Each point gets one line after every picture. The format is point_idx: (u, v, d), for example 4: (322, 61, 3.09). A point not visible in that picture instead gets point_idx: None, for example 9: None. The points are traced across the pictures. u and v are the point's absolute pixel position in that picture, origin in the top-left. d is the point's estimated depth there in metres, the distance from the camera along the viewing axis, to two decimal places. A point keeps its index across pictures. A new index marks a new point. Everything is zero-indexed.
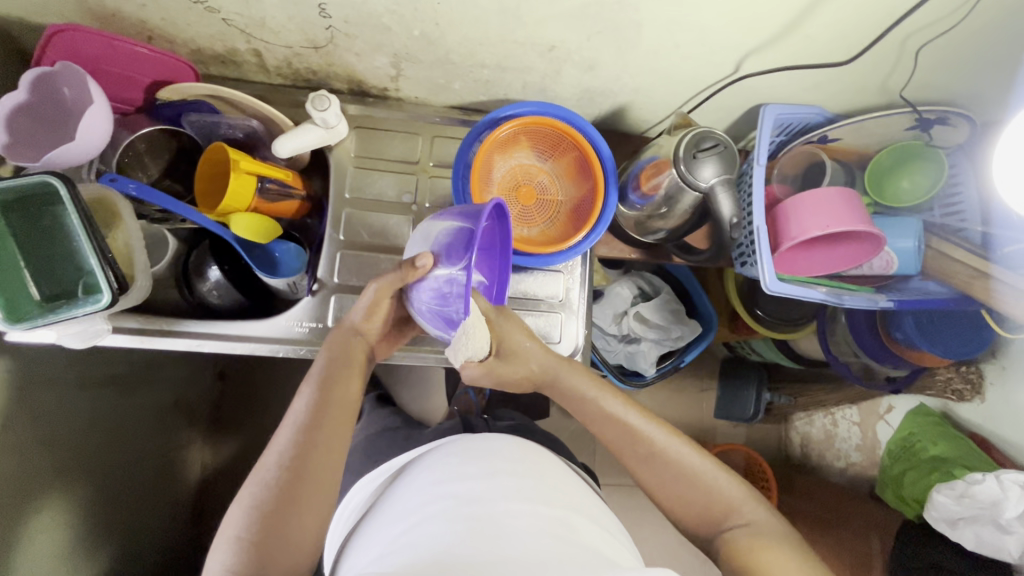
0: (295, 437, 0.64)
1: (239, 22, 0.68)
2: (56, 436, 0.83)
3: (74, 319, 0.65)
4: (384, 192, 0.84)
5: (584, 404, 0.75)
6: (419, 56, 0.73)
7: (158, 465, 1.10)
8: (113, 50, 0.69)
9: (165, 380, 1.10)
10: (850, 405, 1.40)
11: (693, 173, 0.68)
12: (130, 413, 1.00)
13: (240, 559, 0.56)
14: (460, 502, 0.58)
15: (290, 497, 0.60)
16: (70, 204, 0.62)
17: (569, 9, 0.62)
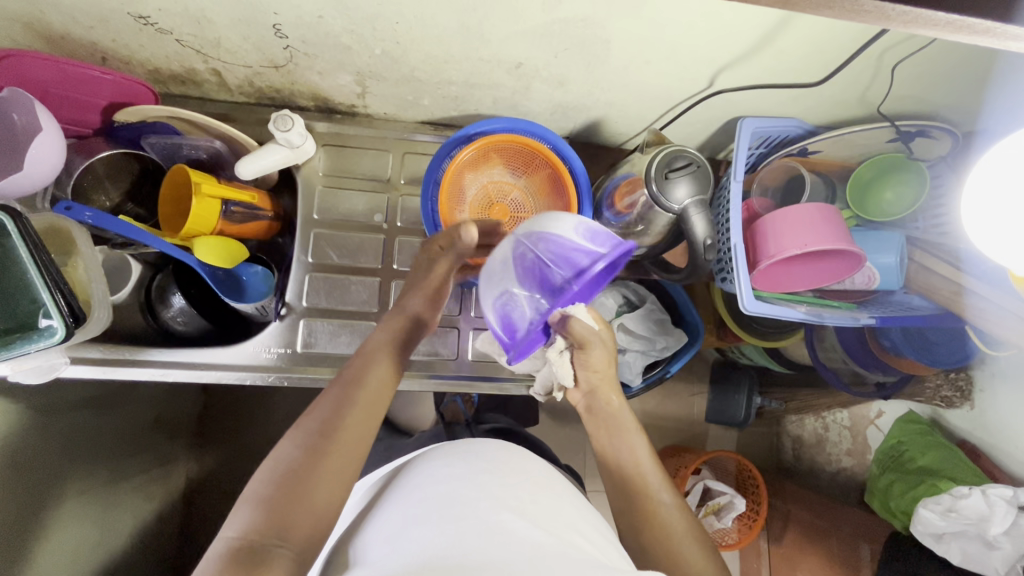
0: (335, 395, 0.61)
1: (193, 42, 0.66)
2: (35, 461, 0.81)
3: (25, 355, 0.63)
4: (355, 211, 0.82)
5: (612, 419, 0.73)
6: (383, 74, 0.71)
7: (141, 484, 1.08)
8: (65, 74, 0.67)
9: (145, 398, 1.08)
10: (841, 410, 1.39)
11: (665, 194, 0.66)
12: (108, 433, 0.97)
13: (263, 518, 0.51)
14: (442, 506, 0.56)
15: (322, 450, 0.56)
16: (18, 237, 0.61)
17: (535, 27, 0.60)
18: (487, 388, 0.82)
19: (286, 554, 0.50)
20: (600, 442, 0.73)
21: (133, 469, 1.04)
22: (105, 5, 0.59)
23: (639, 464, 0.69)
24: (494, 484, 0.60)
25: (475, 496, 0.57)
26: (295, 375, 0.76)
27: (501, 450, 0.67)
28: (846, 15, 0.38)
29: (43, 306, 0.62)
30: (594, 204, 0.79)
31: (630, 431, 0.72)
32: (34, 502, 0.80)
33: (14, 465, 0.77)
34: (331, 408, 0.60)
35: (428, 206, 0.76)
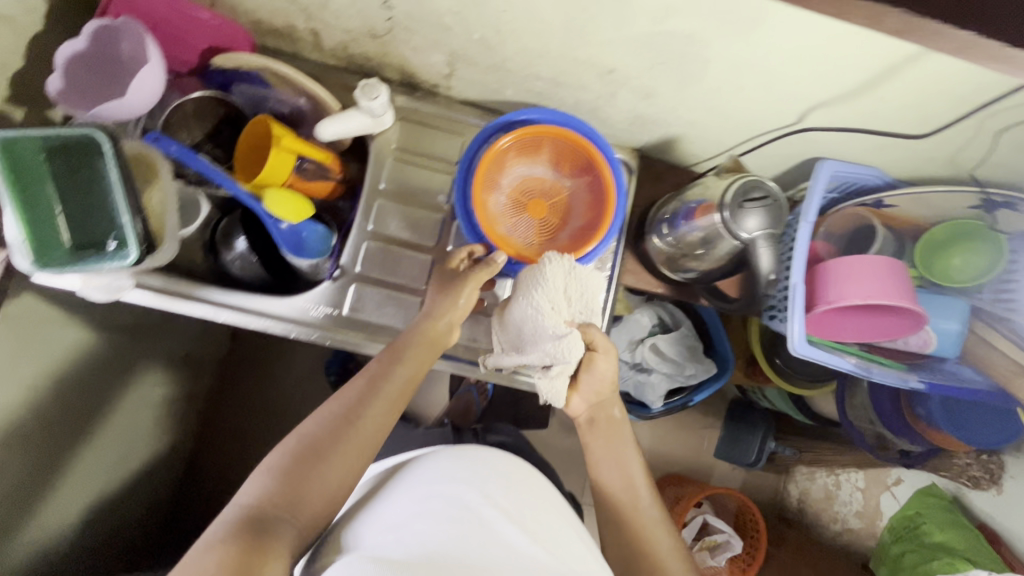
0: (356, 395, 0.66)
1: (302, 1, 0.67)
2: (77, 373, 0.85)
3: (99, 276, 0.66)
4: (422, 187, 0.84)
5: (612, 424, 0.80)
6: (475, 58, 0.71)
7: (165, 416, 1.12)
8: (174, 11, 0.70)
9: (181, 334, 1.11)
10: (857, 470, 1.36)
11: (736, 223, 0.65)
12: (143, 362, 1.01)
13: (278, 486, 0.57)
14: (453, 508, 0.60)
15: (337, 441, 0.61)
16: (110, 159, 0.63)
17: (639, 37, 0.60)
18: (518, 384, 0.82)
19: (293, 526, 0.56)
20: (594, 464, 0.80)
21: (157, 402, 1.08)
22: None
23: (628, 480, 0.77)
24: (508, 503, 0.62)
25: (487, 508, 0.60)
26: (337, 336, 0.78)
27: (524, 467, 0.69)
28: (999, 64, 0.40)
29: (122, 229, 0.65)
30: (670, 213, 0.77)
31: (625, 435, 0.80)
32: (65, 415, 0.83)
33: (58, 380, 0.81)
34: (355, 400, 0.65)
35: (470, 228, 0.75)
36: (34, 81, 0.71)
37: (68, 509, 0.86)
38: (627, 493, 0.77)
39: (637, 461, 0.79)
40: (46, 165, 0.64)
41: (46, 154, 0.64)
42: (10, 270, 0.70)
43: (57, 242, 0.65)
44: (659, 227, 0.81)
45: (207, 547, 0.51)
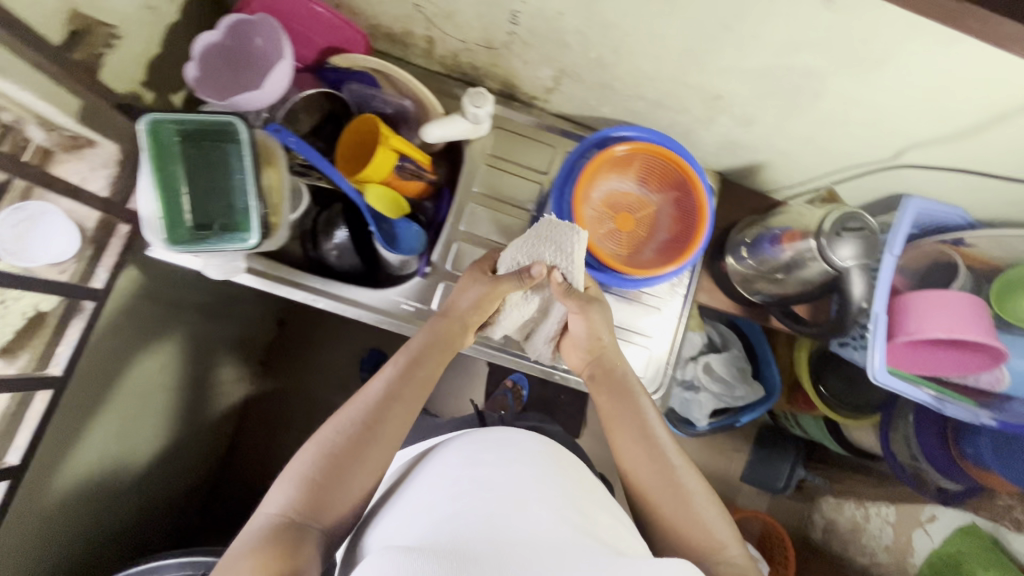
0: (375, 399, 0.65)
1: (428, 10, 0.71)
2: (147, 343, 0.88)
3: (216, 257, 0.70)
4: (512, 194, 0.87)
5: (624, 396, 0.75)
6: (583, 75, 0.75)
7: (210, 395, 1.15)
8: (306, 11, 0.73)
9: (235, 317, 1.15)
10: (888, 504, 1.33)
11: (832, 250, 0.68)
12: (204, 335, 1.05)
13: (302, 497, 0.58)
14: (479, 488, 0.58)
15: (359, 452, 0.61)
16: (246, 147, 0.68)
17: (757, 67, 0.62)
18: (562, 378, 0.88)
19: (320, 532, 0.57)
20: (608, 422, 0.74)
21: (208, 377, 1.12)
22: None
23: (654, 447, 0.69)
24: (536, 478, 0.62)
25: (512, 488, 0.58)
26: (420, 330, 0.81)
27: (534, 445, 0.69)
28: None
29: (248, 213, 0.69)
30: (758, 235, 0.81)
31: (638, 401, 0.74)
32: (128, 385, 0.87)
33: (129, 348, 0.85)
34: (374, 406, 0.65)
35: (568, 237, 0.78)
36: (164, 65, 0.75)
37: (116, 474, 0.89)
38: (642, 453, 0.69)
39: (655, 417, 0.73)
40: (178, 148, 0.68)
41: (180, 137, 0.67)
42: (127, 241, 0.74)
43: (181, 221, 0.68)
44: (738, 250, 0.84)
45: (241, 558, 0.52)
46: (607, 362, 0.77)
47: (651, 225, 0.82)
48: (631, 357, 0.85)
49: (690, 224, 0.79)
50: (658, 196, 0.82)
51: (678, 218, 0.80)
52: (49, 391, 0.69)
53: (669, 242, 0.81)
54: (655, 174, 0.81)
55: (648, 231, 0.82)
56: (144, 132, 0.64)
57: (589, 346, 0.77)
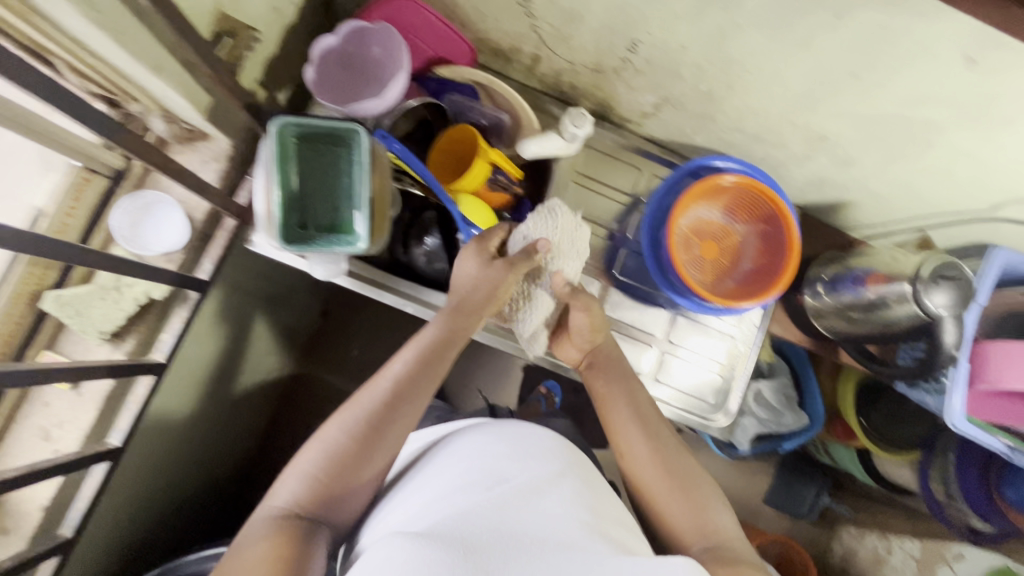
0: (383, 399, 0.63)
1: (544, 31, 0.72)
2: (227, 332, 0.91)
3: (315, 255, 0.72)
4: (598, 212, 0.90)
5: (623, 382, 0.76)
6: (687, 104, 0.76)
7: (265, 382, 1.17)
8: (423, 22, 0.75)
9: (294, 307, 1.16)
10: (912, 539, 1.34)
11: (931, 296, 0.69)
12: (268, 327, 1.07)
13: (309, 494, 0.58)
14: (490, 480, 0.58)
15: (365, 453, 0.60)
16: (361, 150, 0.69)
17: (874, 114, 0.64)
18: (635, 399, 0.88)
19: (329, 526, 0.59)
20: (602, 409, 0.76)
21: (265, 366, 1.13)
22: None
23: (649, 433, 0.72)
24: (546, 473, 0.61)
25: (522, 480, 0.59)
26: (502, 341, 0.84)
27: (540, 438, 0.68)
28: None
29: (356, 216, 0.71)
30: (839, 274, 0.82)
31: (632, 388, 0.76)
32: (209, 371, 0.89)
33: (215, 336, 0.87)
34: (381, 406, 0.63)
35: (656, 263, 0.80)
36: (277, 64, 0.77)
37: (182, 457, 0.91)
38: (640, 437, 0.71)
39: (648, 402, 0.76)
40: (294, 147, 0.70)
41: (297, 138, 0.69)
42: (230, 237, 0.76)
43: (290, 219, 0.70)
44: (813, 286, 0.87)
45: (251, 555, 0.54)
46: (602, 354, 0.79)
47: (736, 255, 0.84)
48: (689, 373, 0.88)
49: (776, 257, 0.80)
50: (744, 227, 0.84)
51: (764, 250, 0.82)
52: (152, 377, 0.71)
53: (753, 273, 0.82)
54: (744, 206, 0.82)
55: (732, 260, 0.84)
56: (269, 132, 0.66)
57: (588, 338, 0.78)
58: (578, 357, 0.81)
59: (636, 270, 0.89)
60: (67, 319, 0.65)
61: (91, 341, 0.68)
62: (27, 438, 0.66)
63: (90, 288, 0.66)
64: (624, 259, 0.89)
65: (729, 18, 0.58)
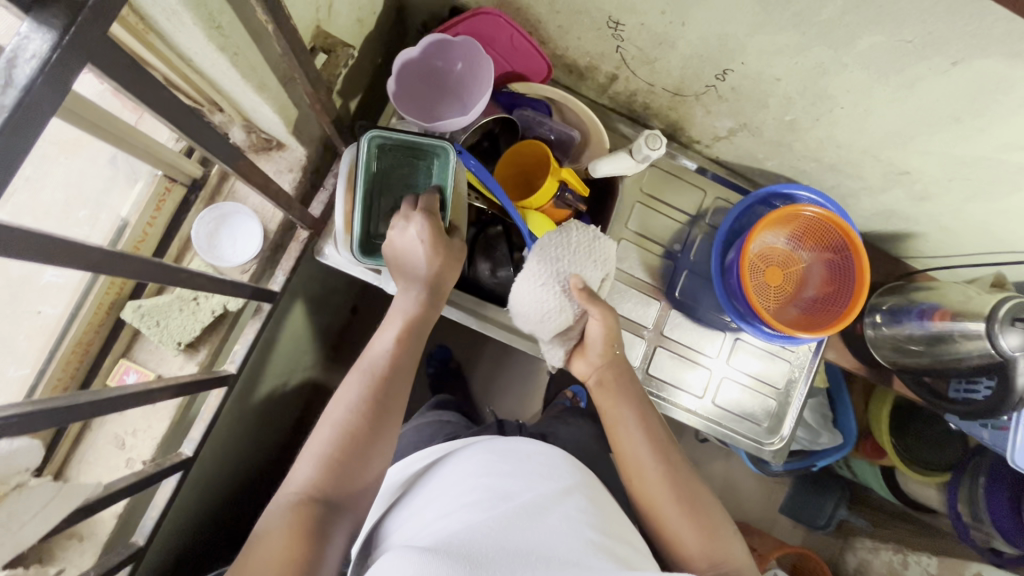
0: (378, 368, 0.60)
1: (629, 53, 0.71)
2: (278, 336, 0.90)
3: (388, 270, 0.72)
4: (662, 232, 0.89)
5: (634, 399, 0.72)
6: (765, 132, 0.76)
7: (303, 381, 1.16)
8: (505, 38, 0.74)
9: (333, 308, 1.15)
10: (930, 556, 1.31)
11: (1003, 337, 0.69)
12: (308, 328, 1.06)
13: (318, 483, 0.54)
14: (493, 499, 0.53)
15: (370, 426, 0.57)
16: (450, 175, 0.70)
17: (965, 156, 0.64)
18: (690, 421, 0.87)
19: (346, 513, 0.54)
20: (611, 427, 0.72)
21: (304, 366, 1.12)
22: (598, 5, 0.65)
23: (662, 455, 0.68)
24: (547, 484, 0.57)
25: (527, 496, 0.54)
26: None
27: (539, 448, 0.64)
28: None
29: None
30: (903, 307, 0.83)
31: (644, 405, 0.72)
32: (259, 374, 0.88)
33: (267, 341, 0.86)
34: (377, 375, 0.60)
35: (723, 294, 0.81)
36: (353, 72, 0.75)
37: (229, 458, 0.90)
38: (651, 457, 0.68)
39: (657, 420, 0.72)
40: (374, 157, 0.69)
41: (378, 148, 0.69)
42: (303, 247, 0.74)
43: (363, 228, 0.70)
44: (872, 315, 0.88)
45: (264, 550, 0.49)
46: (613, 369, 0.74)
47: (799, 283, 0.83)
48: (736, 394, 0.88)
49: (844, 291, 0.79)
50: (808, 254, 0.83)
51: (829, 281, 0.81)
52: (222, 389, 0.70)
53: (815, 303, 0.82)
54: (812, 236, 0.81)
55: (795, 288, 0.83)
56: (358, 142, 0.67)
57: (602, 352, 0.73)
58: (587, 374, 0.76)
59: (694, 291, 0.89)
60: (148, 329, 0.65)
61: (166, 351, 0.67)
62: (103, 446, 0.67)
63: (168, 299, 0.66)
64: (684, 281, 0.89)
65: (836, 56, 0.57)
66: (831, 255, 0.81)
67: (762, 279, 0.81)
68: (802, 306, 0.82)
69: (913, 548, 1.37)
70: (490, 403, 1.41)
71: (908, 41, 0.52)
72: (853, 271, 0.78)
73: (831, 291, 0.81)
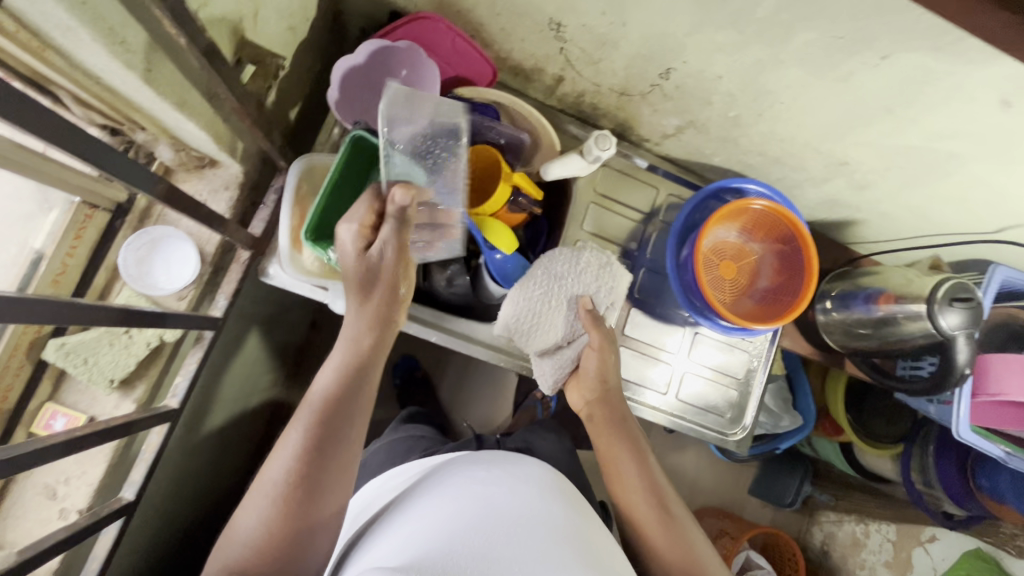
0: (314, 417, 0.58)
1: (573, 54, 0.71)
2: (227, 363, 0.85)
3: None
4: (618, 232, 0.88)
5: (623, 421, 0.76)
6: (711, 128, 0.76)
7: (261, 406, 1.11)
8: (446, 43, 0.72)
9: (288, 327, 1.10)
10: (889, 523, 1.36)
11: (941, 318, 0.72)
12: (263, 350, 1.01)
13: (264, 542, 0.54)
14: (474, 509, 0.52)
15: (310, 485, 0.56)
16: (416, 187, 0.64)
17: (898, 146, 0.66)
18: (655, 418, 0.88)
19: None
20: (601, 448, 0.77)
21: (261, 390, 1.07)
22: (537, 6, 0.64)
23: (648, 473, 0.73)
24: (510, 492, 0.56)
25: (499, 503, 0.54)
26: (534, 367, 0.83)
27: (525, 467, 0.63)
28: None
29: None
30: (852, 292, 0.85)
31: (632, 428, 0.77)
32: (207, 403, 0.83)
33: (216, 368, 0.81)
34: (316, 425, 0.58)
35: (681, 291, 0.81)
36: (288, 83, 0.72)
37: (180, 495, 0.85)
38: (638, 475, 0.73)
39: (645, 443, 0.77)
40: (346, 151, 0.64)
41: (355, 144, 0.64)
42: (246, 269, 0.71)
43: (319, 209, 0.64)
44: (823, 301, 0.90)
45: None
46: (611, 397, 0.76)
47: (755, 274, 0.84)
48: (700, 388, 0.89)
49: (794, 281, 0.81)
50: (764, 245, 0.84)
51: (782, 271, 0.83)
52: (165, 425, 0.66)
53: (771, 293, 0.83)
54: (763, 228, 0.83)
55: (751, 278, 0.84)
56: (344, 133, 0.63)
57: (594, 387, 0.76)
58: (580, 405, 0.79)
59: (654, 287, 0.90)
60: (74, 368, 0.61)
61: (98, 390, 0.63)
62: (31, 498, 0.62)
63: (96, 334, 0.62)
64: (641, 278, 0.89)
65: (772, 53, 0.58)
66: (782, 247, 0.83)
67: (717, 270, 0.83)
68: (758, 297, 0.84)
69: (872, 518, 1.41)
70: (460, 411, 1.38)
71: (840, 37, 0.53)
72: (803, 261, 0.80)
73: (783, 282, 0.82)
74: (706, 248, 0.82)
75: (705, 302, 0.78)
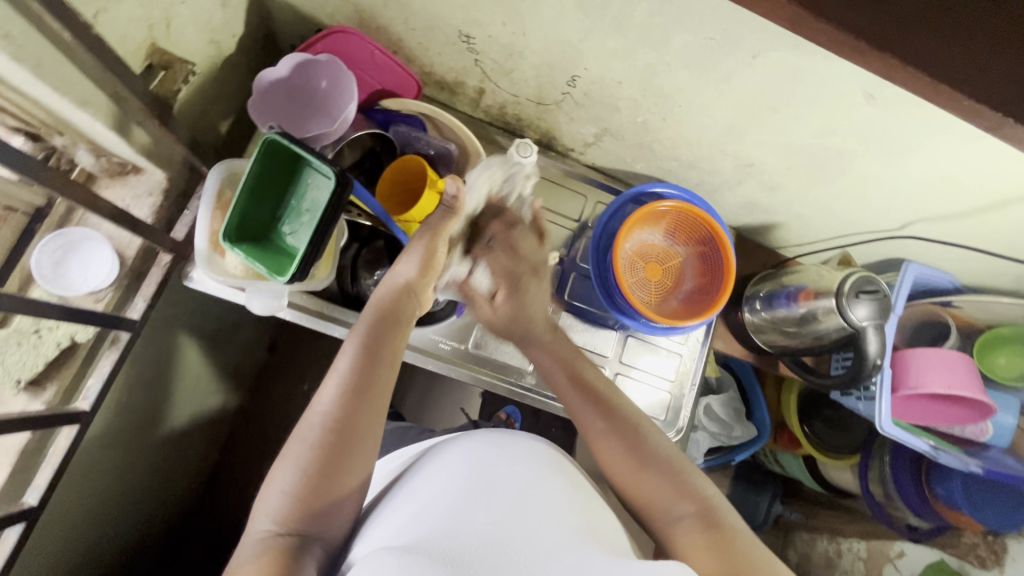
0: (343, 388, 0.57)
1: (487, 66, 0.75)
2: (158, 371, 0.84)
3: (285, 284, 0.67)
4: (548, 238, 0.91)
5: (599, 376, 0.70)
6: (625, 134, 0.80)
7: (207, 425, 1.08)
8: (367, 57, 0.76)
9: (236, 345, 1.09)
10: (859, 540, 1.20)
11: (851, 310, 0.74)
12: (206, 366, 1.00)
13: (290, 512, 0.51)
14: (473, 491, 0.48)
15: (337, 454, 0.54)
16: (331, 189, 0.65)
17: (791, 144, 0.69)
18: None
19: (321, 545, 0.52)
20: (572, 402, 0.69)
21: (206, 407, 1.05)
22: (446, 20, 0.68)
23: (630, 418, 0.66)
24: (534, 460, 0.54)
25: (526, 475, 0.51)
26: (462, 370, 0.83)
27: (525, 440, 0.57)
28: None
29: (302, 240, 0.68)
30: (774, 292, 0.87)
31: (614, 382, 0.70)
32: (136, 412, 0.82)
33: (143, 374, 0.80)
34: (348, 395, 0.57)
35: (606, 291, 0.83)
36: (216, 95, 0.75)
37: (108, 511, 0.82)
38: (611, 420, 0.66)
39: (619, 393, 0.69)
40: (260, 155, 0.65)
41: (268, 147, 0.65)
42: (166, 272, 0.72)
43: (236, 214, 0.65)
44: (751, 302, 0.92)
45: None
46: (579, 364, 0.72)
47: (680, 275, 0.86)
48: (632, 391, 0.90)
49: (717, 280, 0.83)
50: (687, 247, 0.86)
51: (705, 272, 0.85)
52: (74, 427, 0.65)
53: (696, 294, 0.85)
54: (683, 231, 0.85)
55: (677, 281, 0.86)
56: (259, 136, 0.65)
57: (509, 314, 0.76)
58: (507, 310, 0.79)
59: (585, 292, 0.91)
60: None
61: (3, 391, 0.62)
62: None
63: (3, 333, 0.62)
64: (573, 283, 0.90)
65: (659, 56, 0.62)
66: (704, 249, 0.85)
67: (639, 270, 0.85)
68: (683, 300, 0.85)
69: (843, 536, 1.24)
70: None
71: (711, 38, 0.57)
72: (722, 261, 0.82)
73: (706, 282, 0.84)
74: (629, 250, 0.84)
75: (625, 300, 0.80)
